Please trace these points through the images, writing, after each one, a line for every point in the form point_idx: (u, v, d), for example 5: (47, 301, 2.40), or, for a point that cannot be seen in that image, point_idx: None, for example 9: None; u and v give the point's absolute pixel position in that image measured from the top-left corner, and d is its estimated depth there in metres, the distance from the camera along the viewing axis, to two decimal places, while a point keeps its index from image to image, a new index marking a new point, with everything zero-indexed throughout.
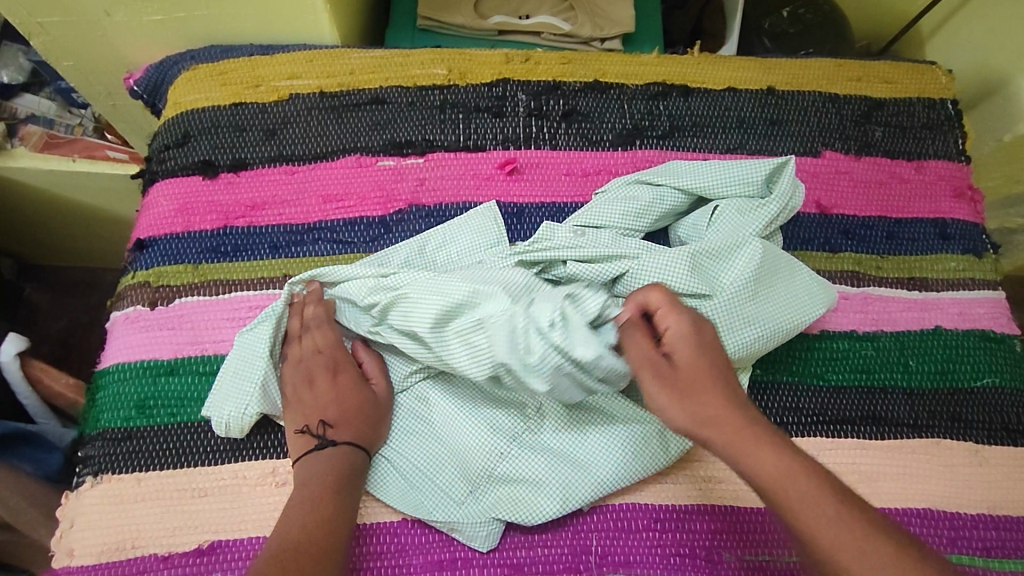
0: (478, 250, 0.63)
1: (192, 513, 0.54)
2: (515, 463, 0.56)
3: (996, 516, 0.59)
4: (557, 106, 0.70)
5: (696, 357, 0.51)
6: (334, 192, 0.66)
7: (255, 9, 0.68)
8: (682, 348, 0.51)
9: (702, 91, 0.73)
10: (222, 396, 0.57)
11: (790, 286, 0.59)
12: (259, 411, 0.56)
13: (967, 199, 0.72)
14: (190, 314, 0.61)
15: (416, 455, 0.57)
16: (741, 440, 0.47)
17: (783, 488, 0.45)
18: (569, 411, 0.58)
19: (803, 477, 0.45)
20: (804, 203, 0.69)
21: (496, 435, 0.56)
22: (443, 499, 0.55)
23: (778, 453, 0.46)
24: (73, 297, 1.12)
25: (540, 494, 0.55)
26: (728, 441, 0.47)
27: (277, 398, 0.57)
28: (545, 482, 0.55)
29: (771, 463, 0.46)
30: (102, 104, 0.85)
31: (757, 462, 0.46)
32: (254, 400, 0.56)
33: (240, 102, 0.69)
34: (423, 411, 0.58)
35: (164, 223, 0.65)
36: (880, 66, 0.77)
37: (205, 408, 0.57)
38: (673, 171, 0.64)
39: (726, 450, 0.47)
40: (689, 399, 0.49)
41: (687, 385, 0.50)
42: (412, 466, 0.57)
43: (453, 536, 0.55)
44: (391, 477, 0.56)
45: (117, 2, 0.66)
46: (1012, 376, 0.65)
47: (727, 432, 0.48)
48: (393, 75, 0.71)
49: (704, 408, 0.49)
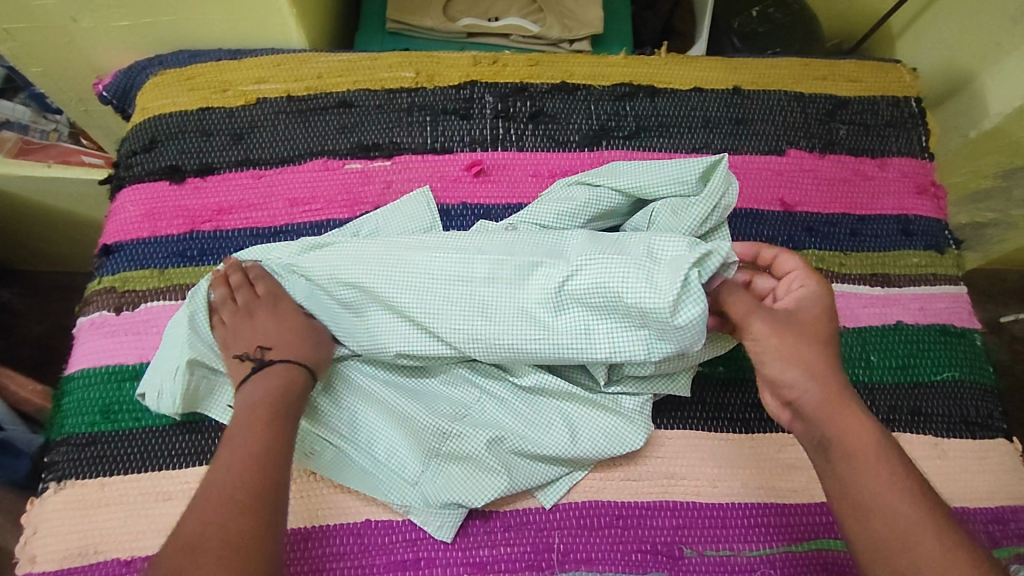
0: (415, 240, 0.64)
1: (157, 516, 0.55)
2: (460, 443, 0.56)
3: (954, 508, 0.60)
4: (524, 107, 0.71)
5: (820, 320, 0.52)
6: (300, 196, 0.67)
7: (220, 13, 0.68)
8: (809, 310, 0.53)
9: (668, 92, 0.73)
10: (153, 372, 0.57)
11: None
12: (184, 366, 0.55)
13: (930, 195, 0.73)
14: (156, 319, 0.61)
15: (362, 436, 0.57)
16: (830, 407, 0.49)
17: (858, 457, 0.47)
18: (513, 393, 0.58)
19: (879, 457, 0.47)
20: (768, 201, 0.70)
21: (439, 417, 0.57)
22: (393, 479, 0.56)
23: (866, 425, 0.48)
24: (52, 301, 1.12)
25: (486, 472, 0.56)
26: (819, 408, 0.49)
27: (203, 352, 0.57)
28: (488, 460, 0.56)
29: (857, 434, 0.47)
30: (74, 109, 0.85)
31: (845, 433, 0.48)
32: (178, 359, 0.56)
33: (207, 107, 0.69)
34: (360, 395, 0.59)
35: (131, 228, 0.65)
36: (846, 64, 0.77)
37: (139, 386, 0.57)
38: (610, 172, 0.64)
39: (811, 409, 0.49)
40: (799, 351, 0.51)
41: (800, 342, 0.51)
42: (358, 443, 0.57)
43: (406, 519, 0.56)
44: (340, 457, 0.57)
45: (82, 8, 0.66)
46: (972, 370, 0.66)
47: (820, 394, 0.49)
48: (361, 78, 0.71)
49: (806, 364, 0.50)
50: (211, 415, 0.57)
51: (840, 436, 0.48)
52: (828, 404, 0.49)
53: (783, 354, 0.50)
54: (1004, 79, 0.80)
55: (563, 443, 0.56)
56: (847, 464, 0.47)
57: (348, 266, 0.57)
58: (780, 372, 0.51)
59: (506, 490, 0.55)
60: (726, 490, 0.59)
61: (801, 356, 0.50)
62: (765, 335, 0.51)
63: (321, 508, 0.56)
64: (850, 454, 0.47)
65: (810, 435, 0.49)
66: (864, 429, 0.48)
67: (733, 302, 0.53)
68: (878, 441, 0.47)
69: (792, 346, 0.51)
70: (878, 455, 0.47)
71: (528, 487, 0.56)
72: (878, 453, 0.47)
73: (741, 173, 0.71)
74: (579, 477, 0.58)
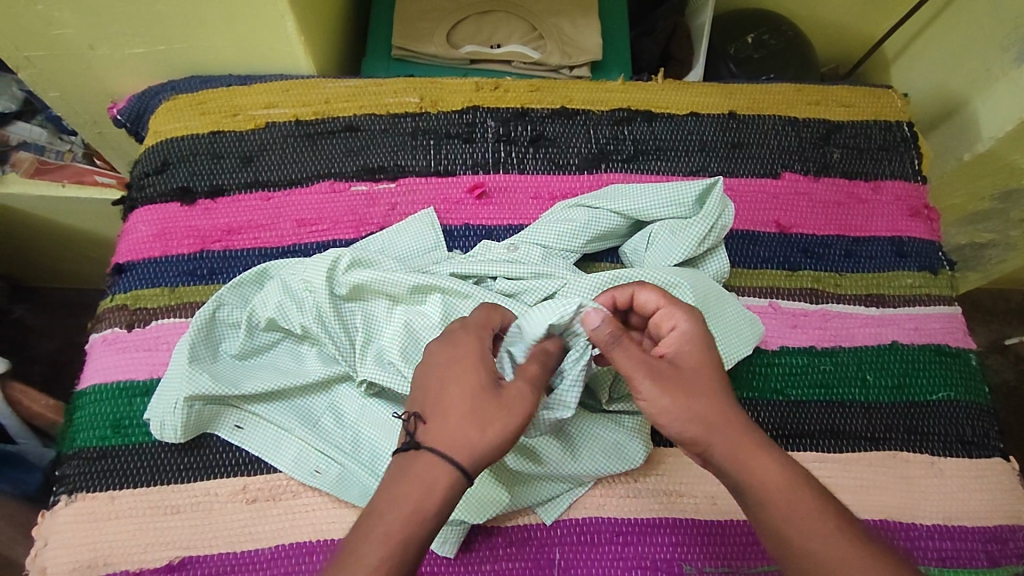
0: (416, 254, 0.66)
1: (165, 529, 0.56)
2: None
3: (951, 527, 0.61)
4: (525, 132, 0.73)
5: (698, 360, 0.51)
6: (308, 217, 0.69)
7: (233, 41, 0.71)
8: (685, 351, 0.51)
9: (666, 116, 0.75)
10: (160, 395, 0.58)
11: (723, 323, 0.62)
12: (185, 398, 0.57)
13: (923, 217, 0.74)
14: (166, 336, 0.63)
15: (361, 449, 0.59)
16: (738, 452, 0.48)
17: (775, 501, 0.46)
18: None
19: (793, 490, 0.46)
20: (764, 222, 0.72)
21: None
22: None
23: (779, 465, 0.48)
24: (64, 317, 1.13)
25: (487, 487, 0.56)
26: (726, 452, 0.48)
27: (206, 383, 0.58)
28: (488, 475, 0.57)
29: (767, 476, 0.47)
30: (89, 131, 0.87)
31: (758, 472, 0.47)
32: (182, 390, 0.57)
33: (218, 131, 0.72)
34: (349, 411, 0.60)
35: (143, 248, 0.67)
36: (839, 90, 0.79)
37: (147, 412, 0.59)
38: (612, 196, 0.66)
39: (722, 458, 0.48)
40: (689, 403, 0.49)
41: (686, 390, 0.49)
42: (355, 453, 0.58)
43: None
44: (339, 471, 0.57)
45: (100, 36, 0.68)
46: (967, 390, 0.67)
47: (729, 442, 0.48)
48: (367, 103, 0.73)
49: (703, 419, 0.49)
50: (219, 434, 0.59)
51: (758, 482, 0.47)
52: (736, 450, 0.48)
53: (669, 412, 0.49)
54: (994, 104, 0.82)
55: (560, 459, 0.57)
56: (768, 509, 0.46)
57: (317, 283, 0.60)
58: (680, 431, 0.49)
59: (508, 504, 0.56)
60: (724, 508, 0.59)
61: (689, 409, 0.49)
62: (652, 396, 0.49)
63: (322, 523, 0.57)
64: (768, 502, 0.46)
65: (730, 484, 0.48)
66: (777, 470, 0.47)
67: (620, 361, 0.49)
68: (793, 483, 0.47)
69: (681, 402, 0.49)
70: (793, 493, 0.46)
71: (528, 504, 0.57)
72: (792, 491, 0.46)
73: (737, 196, 0.73)
74: (581, 493, 0.59)
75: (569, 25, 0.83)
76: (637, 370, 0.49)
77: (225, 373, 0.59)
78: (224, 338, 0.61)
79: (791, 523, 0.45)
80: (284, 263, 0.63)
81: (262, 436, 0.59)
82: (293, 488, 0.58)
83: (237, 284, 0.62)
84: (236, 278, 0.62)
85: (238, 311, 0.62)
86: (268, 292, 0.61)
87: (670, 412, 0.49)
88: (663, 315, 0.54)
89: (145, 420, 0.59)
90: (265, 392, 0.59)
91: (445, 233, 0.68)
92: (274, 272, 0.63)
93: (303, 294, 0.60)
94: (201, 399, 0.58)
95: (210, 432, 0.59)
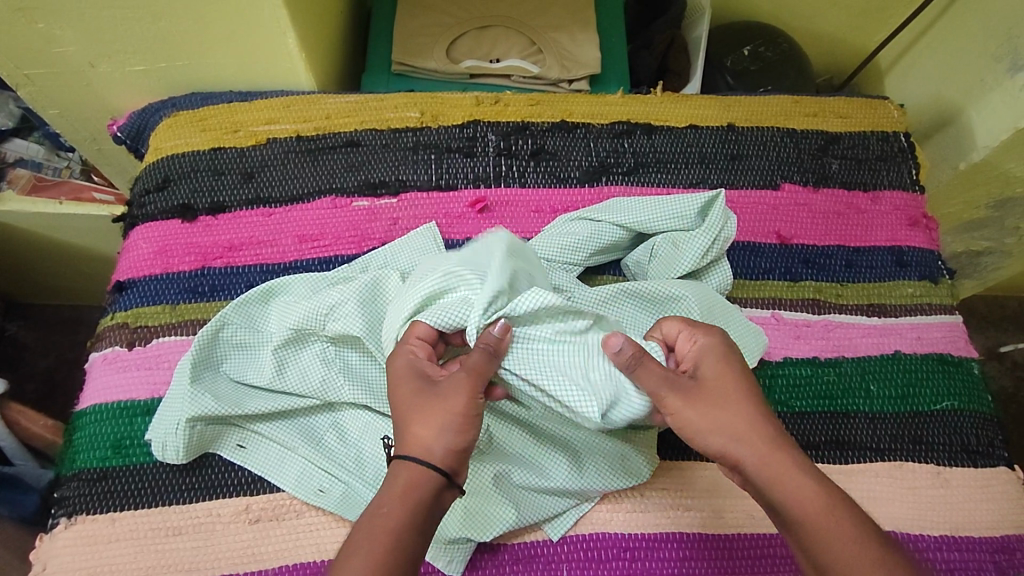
0: None
1: (167, 552, 0.55)
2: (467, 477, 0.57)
3: (959, 538, 0.61)
4: (526, 145, 0.73)
5: (721, 375, 0.51)
6: (309, 233, 0.68)
7: (234, 58, 0.71)
8: (708, 367, 0.51)
9: (665, 129, 0.76)
10: (160, 416, 0.58)
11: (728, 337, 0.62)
12: (187, 419, 0.56)
13: (922, 227, 0.75)
14: (167, 354, 0.62)
15: (372, 462, 0.58)
16: (771, 466, 0.47)
17: (812, 519, 0.45)
18: (521, 428, 0.59)
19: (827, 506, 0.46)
20: (765, 234, 0.72)
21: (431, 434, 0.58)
22: None
23: (819, 499, 0.46)
24: (58, 334, 1.12)
25: (496, 506, 0.56)
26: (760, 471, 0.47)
27: (209, 402, 0.57)
28: (496, 492, 0.56)
29: (804, 495, 0.46)
30: (87, 149, 0.87)
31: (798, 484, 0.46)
32: (184, 411, 0.56)
33: (219, 147, 0.71)
34: (352, 432, 0.59)
35: (143, 265, 0.67)
36: (836, 101, 0.80)
37: (148, 433, 0.58)
38: (613, 208, 0.67)
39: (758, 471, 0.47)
40: (736, 412, 0.49)
41: (713, 403, 0.49)
42: (363, 469, 0.58)
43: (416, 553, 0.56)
44: (345, 490, 0.57)
45: (102, 54, 0.68)
46: (970, 399, 0.67)
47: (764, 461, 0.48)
48: (367, 119, 0.73)
49: (734, 434, 0.48)
50: (221, 453, 0.58)
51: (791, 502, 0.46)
52: (766, 464, 0.47)
53: (717, 428, 0.49)
54: (987, 113, 0.82)
55: (568, 473, 0.57)
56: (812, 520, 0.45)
57: (328, 299, 0.60)
58: (710, 446, 0.49)
59: (516, 522, 0.56)
60: (733, 521, 0.59)
61: (732, 426, 0.49)
62: (684, 412, 0.49)
63: (327, 542, 0.56)
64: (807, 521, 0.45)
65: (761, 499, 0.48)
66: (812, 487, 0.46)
67: (667, 327, 0.55)
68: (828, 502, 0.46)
69: (705, 417, 0.49)
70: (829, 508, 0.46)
71: (536, 520, 0.57)
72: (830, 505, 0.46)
73: (737, 208, 0.73)
74: (587, 508, 0.58)
75: (568, 39, 0.84)
76: (684, 330, 0.54)
77: (227, 394, 0.59)
78: (228, 358, 0.60)
79: (828, 543, 0.44)
80: (288, 284, 0.63)
81: (265, 456, 0.58)
82: (296, 507, 0.57)
83: (242, 303, 0.61)
84: (241, 297, 0.61)
85: (244, 331, 0.61)
86: (281, 313, 0.61)
87: (702, 434, 0.49)
88: (685, 337, 0.54)
89: (145, 441, 0.58)
90: (268, 412, 0.59)
91: (446, 246, 0.68)
92: (281, 294, 0.63)
93: (308, 318, 0.59)
94: (205, 418, 0.57)
95: (213, 452, 0.58)
